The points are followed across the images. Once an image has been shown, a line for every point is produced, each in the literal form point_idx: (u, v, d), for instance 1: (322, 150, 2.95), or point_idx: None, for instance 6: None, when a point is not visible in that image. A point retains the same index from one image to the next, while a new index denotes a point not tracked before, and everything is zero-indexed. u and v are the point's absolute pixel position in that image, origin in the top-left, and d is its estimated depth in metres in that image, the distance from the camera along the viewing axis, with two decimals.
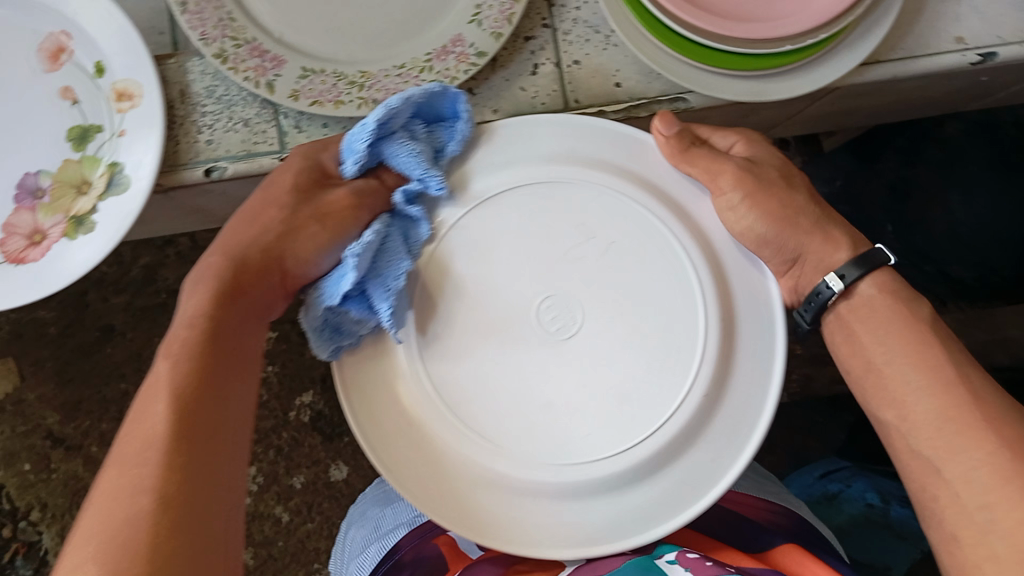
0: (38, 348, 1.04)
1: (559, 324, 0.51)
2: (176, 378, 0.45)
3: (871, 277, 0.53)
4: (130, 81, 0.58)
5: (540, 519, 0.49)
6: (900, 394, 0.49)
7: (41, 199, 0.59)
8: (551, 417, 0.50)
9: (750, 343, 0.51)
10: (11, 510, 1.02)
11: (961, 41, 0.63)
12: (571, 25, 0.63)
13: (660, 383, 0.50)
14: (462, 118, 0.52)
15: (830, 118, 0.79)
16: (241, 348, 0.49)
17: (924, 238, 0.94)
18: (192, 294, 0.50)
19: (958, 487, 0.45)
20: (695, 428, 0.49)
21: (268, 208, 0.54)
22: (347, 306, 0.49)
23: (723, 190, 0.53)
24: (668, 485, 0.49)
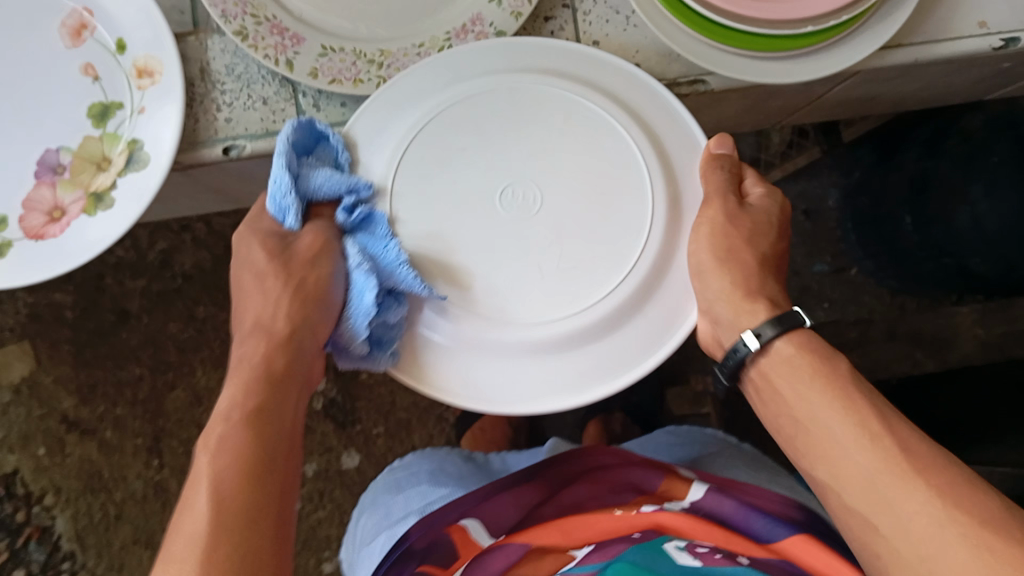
0: (54, 332, 1.05)
1: (518, 202, 0.54)
2: (220, 461, 0.44)
3: (788, 336, 0.51)
4: (151, 58, 0.58)
5: (514, 373, 0.52)
6: (829, 451, 0.47)
7: (61, 175, 0.60)
8: (515, 281, 0.53)
9: (675, 301, 0.54)
10: (25, 493, 1.03)
11: (984, 27, 0.63)
12: (591, 5, 0.63)
13: (608, 266, 0.53)
14: (330, 135, 0.54)
15: (850, 105, 0.79)
16: (285, 426, 0.48)
17: (944, 233, 0.89)
18: (230, 385, 0.49)
19: (896, 540, 0.43)
20: (640, 307, 0.53)
21: (263, 281, 0.53)
22: (382, 314, 0.51)
23: (702, 213, 0.55)
24: (616, 352, 0.53)
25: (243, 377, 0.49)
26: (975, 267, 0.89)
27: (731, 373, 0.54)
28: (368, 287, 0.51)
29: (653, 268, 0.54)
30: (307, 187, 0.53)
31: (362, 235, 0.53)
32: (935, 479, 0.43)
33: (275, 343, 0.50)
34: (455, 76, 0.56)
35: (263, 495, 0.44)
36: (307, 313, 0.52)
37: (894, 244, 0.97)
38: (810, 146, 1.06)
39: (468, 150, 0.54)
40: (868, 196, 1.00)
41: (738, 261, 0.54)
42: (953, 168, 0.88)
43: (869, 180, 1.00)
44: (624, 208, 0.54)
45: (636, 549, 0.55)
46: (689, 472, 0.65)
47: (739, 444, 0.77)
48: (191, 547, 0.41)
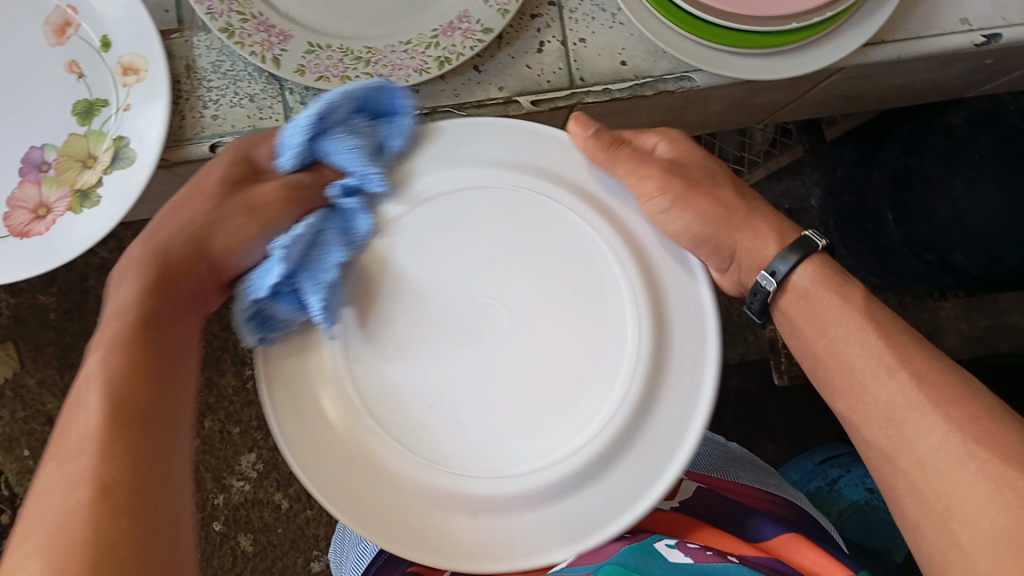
0: (38, 334, 1.04)
1: (485, 330, 0.49)
2: (108, 367, 0.43)
3: (805, 265, 0.52)
4: (135, 55, 0.58)
5: (484, 530, 0.46)
6: (852, 383, 0.49)
7: (46, 172, 0.59)
8: (483, 426, 0.48)
9: (678, 387, 0.47)
10: (10, 496, 1.02)
11: (966, 23, 0.63)
12: (578, 3, 0.63)
13: (585, 401, 0.48)
14: (405, 116, 0.50)
15: (835, 102, 0.79)
16: (178, 340, 0.48)
17: (927, 226, 0.91)
18: (120, 284, 0.49)
19: (913, 475, 0.46)
20: (626, 438, 0.47)
21: (192, 202, 0.53)
22: (277, 301, 0.47)
23: (652, 195, 0.51)
24: (592, 504, 0.46)
25: (142, 274, 0.49)
26: (958, 264, 0.91)
27: (759, 309, 0.54)
28: (274, 268, 0.47)
29: (640, 402, 0.47)
30: (323, 140, 0.50)
31: (339, 221, 0.49)
32: (957, 412, 0.46)
33: (169, 257, 0.50)
34: (437, 157, 0.50)
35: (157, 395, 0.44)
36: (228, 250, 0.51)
37: (875, 239, 0.97)
38: (792, 145, 1.03)
39: (437, 254, 0.50)
40: (852, 191, 0.98)
41: (719, 199, 0.54)
42: (938, 164, 0.91)
43: (852, 177, 0.98)
44: (602, 326, 0.49)
45: (627, 550, 0.53)
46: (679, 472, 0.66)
47: (726, 442, 0.77)
48: (85, 441, 0.40)
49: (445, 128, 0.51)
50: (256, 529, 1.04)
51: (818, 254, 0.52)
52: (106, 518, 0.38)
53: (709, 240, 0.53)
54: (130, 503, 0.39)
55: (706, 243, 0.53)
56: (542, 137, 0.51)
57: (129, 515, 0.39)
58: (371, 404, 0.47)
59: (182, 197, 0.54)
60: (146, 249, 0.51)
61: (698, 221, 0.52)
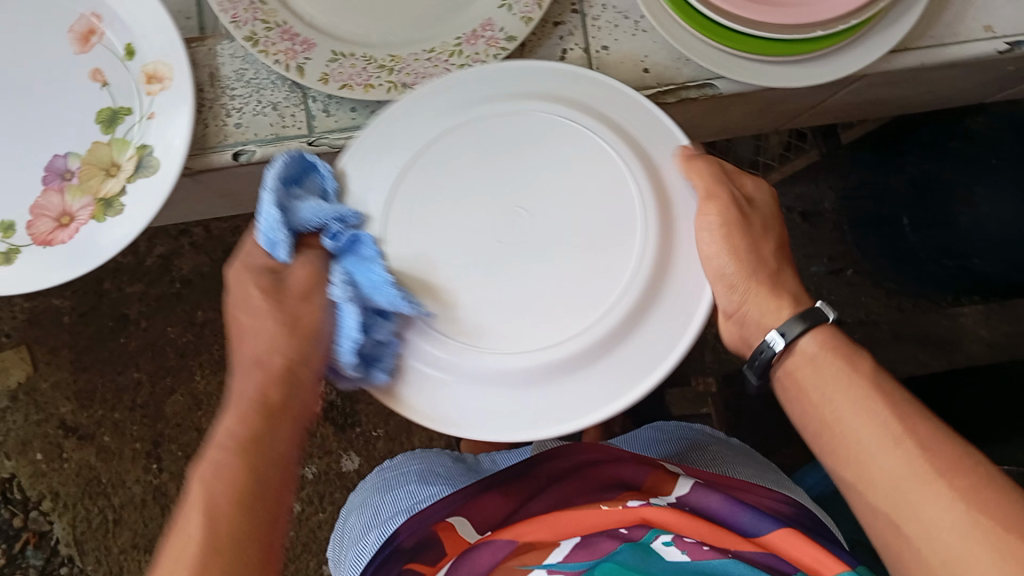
0: (52, 336, 1.05)
1: (501, 230, 0.52)
2: (210, 491, 0.45)
3: (813, 334, 0.53)
4: (160, 63, 0.58)
5: (487, 405, 0.49)
6: (855, 453, 0.49)
7: (70, 180, 0.59)
8: (487, 312, 0.50)
9: (670, 307, 0.50)
10: (22, 500, 1.02)
11: (990, 31, 0.63)
12: (600, 11, 0.63)
13: (586, 296, 0.50)
14: (321, 165, 0.52)
15: (854, 108, 0.79)
16: (278, 458, 0.48)
17: (948, 234, 0.89)
18: (226, 415, 0.49)
19: (918, 543, 0.46)
20: (623, 332, 0.49)
21: (252, 315, 0.51)
22: (372, 333, 0.49)
23: (705, 213, 0.52)
24: (598, 386, 0.49)
25: (243, 405, 0.49)
26: (980, 269, 0.88)
27: (760, 372, 0.54)
28: (353, 314, 0.49)
29: (635, 306, 0.49)
30: (297, 218, 0.50)
31: (349, 259, 0.51)
32: (961, 480, 0.45)
33: (267, 385, 0.50)
34: (397, 133, 0.54)
35: (262, 515, 0.46)
36: (306, 341, 0.50)
37: (897, 247, 0.97)
38: (809, 149, 1.05)
39: (424, 204, 0.52)
40: (873, 196, 0.99)
41: (755, 258, 0.53)
42: (956, 171, 0.88)
43: (874, 181, 1.00)
44: (609, 237, 0.51)
45: (626, 548, 0.56)
46: (675, 467, 0.65)
47: (728, 438, 0.77)
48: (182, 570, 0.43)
49: (347, 163, 0.53)
50: None
51: (828, 324, 0.53)
52: None
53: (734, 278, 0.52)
54: None
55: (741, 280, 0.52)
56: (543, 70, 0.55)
57: None
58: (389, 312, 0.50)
59: (234, 296, 0.52)
60: (243, 378, 0.50)
61: (733, 266, 0.51)
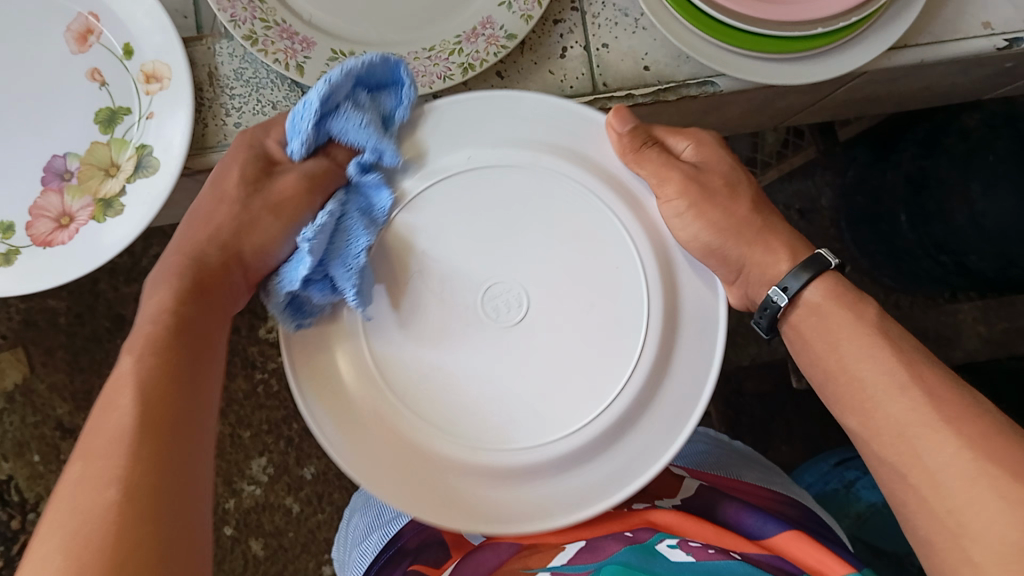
0: (46, 338, 1.04)
1: (507, 309, 0.51)
2: (142, 368, 0.44)
3: (817, 282, 0.53)
4: (158, 63, 0.58)
5: (502, 497, 0.50)
6: (862, 402, 0.49)
7: (69, 181, 0.59)
8: (498, 395, 0.51)
9: (682, 367, 0.51)
10: (20, 501, 1.02)
11: (988, 27, 0.63)
12: (600, 8, 0.63)
13: (598, 376, 0.51)
14: (406, 85, 0.51)
15: (852, 105, 0.79)
16: (206, 343, 0.48)
17: (942, 230, 0.90)
18: (154, 293, 0.49)
19: (925, 490, 0.45)
20: (633, 415, 0.51)
21: (215, 207, 0.54)
22: (310, 290, 0.50)
23: (666, 197, 0.53)
24: (588, 485, 0.50)
25: (174, 278, 0.49)
26: (975, 266, 0.89)
27: (768, 327, 0.55)
28: (305, 260, 0.49)
29: (644, 384, 0.51)
30: (331, 122, 0.52)
31: (358, 202, 0.52)
32: (969, 428, 0.45)
33: (205, 263, 0.51)
34: (463, 128, 0.52)
35: (186, 406, 0.44)
36: (256, 247, 0.53)
37: (889, 243, 0.97)
38: (806, 146, 1.06)
39: (459, 234, 0.52)
40: (864, 193, 0.99)
41: (742, 220, 0.55)
42: (953, 167, 0.90)
43: (865, 179, 0.99)
44: (616, 309, 0.51)
45: (630, 549, 0.55)
46: (682, 470, 0.66)
47: (729, 440, 0.77)
48: (112, 443, 0.41)
49: (429, 113, 0.52)
50: (267, 534, 1.04)
51: (831, 270, 0.53)
52: (129, 520, 0.38)
53: (723, 253, 0.54)
54: (156, 505, 0.40)
55: (713, 254, 0.54)
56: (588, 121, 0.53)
57: (154, 518, 0.39)
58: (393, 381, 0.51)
59: (219, 171, 0.55)
60: (178, 257, 0.52)
61: (708, 231, 0.53)
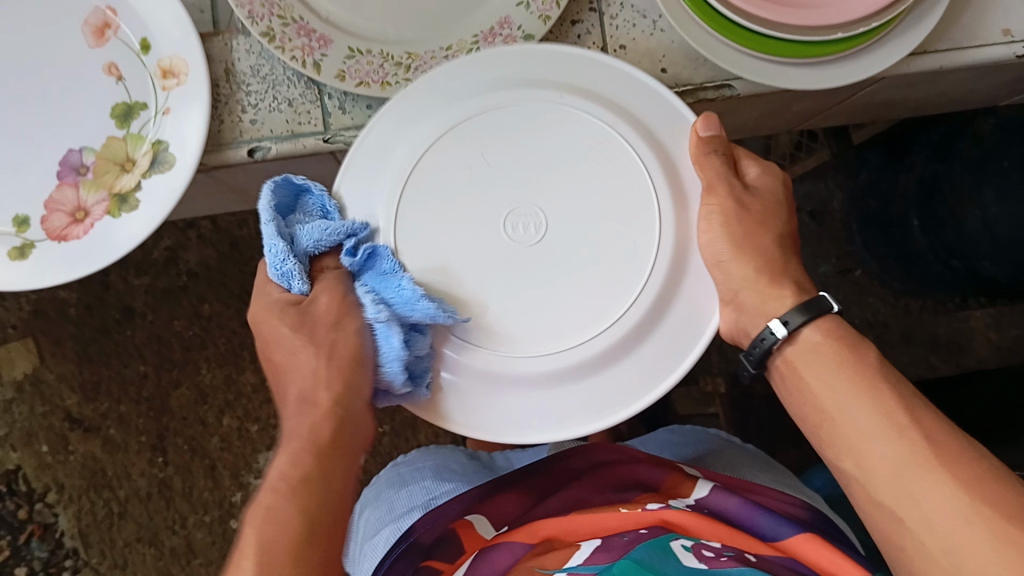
0: (56, 328, 1.04)
1: (527, 230, 0.51)
2: (266, 541, 0.44)
3: (815, 323, 0.52)
4: (177, 58, 0.58)
5: (532, 405, 0.51)
6: (856, 442, 0.49)
7: (84, 175, 0.59)
8: (516, 306, 0.51)
9: (682, 312, 0.51)
10: (27, 491, 1.02)
11: (1008, 34, 0.63)
12: (618, 9, 0.63)
13: (611, 294, 0.50)
14: (311, 185, 0.52)
15: (868, 109, 0.79)
16: (334, 503, 0.47)
17: (955, 234, 0.89)
18: (283, 454, 0.48)
19: (919, 532, 0.46)
20: (644, 332, 0.51)
21: (302, 352, 0.50)
22: (411, 347, 0.49)
23: (705, 202, 0.53)
24: (588, 400, 0.50)
25: (296, 438, 0.48)
26: (985, 271, 0.88)
27: (758, 361, 0.53)
28: (392, 329, 0.48)
29: (655, 306, 0.50)
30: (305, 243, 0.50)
31: (371, 274, 0.51)
32: (963, 471, 0.45)
33: (319, 413, 0.49)
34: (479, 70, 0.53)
35: (306, 572, 0.44)
36: (349, 377, 0.49)
37: (901, 248, 0.97)
38: (819, 149, 1.06)
39: (486, 158, 0.52)
40: (876, 197, 1.00)
41: (761, 244, 0.54)
42: (967, 172, 0.88)
43: (877, 182, 1.00)
44: (626, 241, 0.51)
45: (643, 547, 0.55)
46: (694, 469, 0.65)
47: (741, 443, 0.77)
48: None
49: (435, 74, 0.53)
50: None
51: (831, 313, 0.52)
52: None
53: (729, 269, 0.52)
54: None
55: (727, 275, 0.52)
56: (674, 112, 0.53)
57: None
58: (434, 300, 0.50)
59: (274, 327, 0.51)
60: (297, 413, 0.49)
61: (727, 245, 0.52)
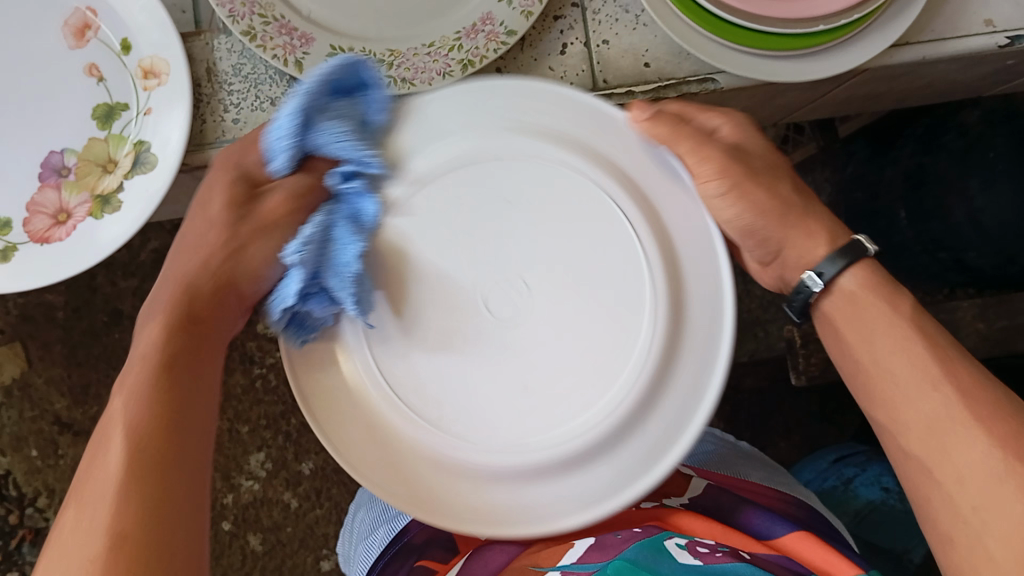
0: (44, 332, 1.04)
1: (505, 305, 0.47)
2: (133, 410, 0.45)
3: (853, 270, 0.52)
4: (157, 59, 0.57)
5: (498, 504, 0.45)
6: (890, 393, 0.49)
7: (66, 177, 0.59)
8: (497, 391, 0.47)
9: (683, 382, 0.46)
10: (17, 496, 1.02)
11: (990, 24, 0.63)
12: (601, 4, 0.63)
13: (597, 381, 0.46)
14: (376, 87, 0.49)
15: (853, 102, 0.79)
16: (203, 373, 0.48)
17: (942, 225, 0.90)
18: (148, 325, 0.49)
19: (949, 488, 0.46)
20: (633, 421, 0.46)
21: (204, 232, 0.53)
22: (310, 305, 0.47)
23: (701, 177, 0.49)
24: (582, 491, 0.45)
25: (167, 308, 0.50)
26: (973, 262, 0.89)
27: (801, 309, 0.54)
28: (298, 272, 0.47)
29: (647, 393, 0.46)
30: (312, 134, 0.50)
31: (348, 209, 0.48)
32: (998, 427, 0.45)
33: (200, 291, 0.51)
34: (463, 118, 0.49)
35: (177, 439, 0.44)
36: (233, 261, 0.52)
37: (888, 239, 0.97)
38: (806, 142, 1.06)
39: (457, 228, 0.48)
40: (863, 189, 0.99)
41: (768, 203, 0.52)
42: (953, 163, 0.89)
43: (864, 174, 0.99)
44: (620, 312, 0.47)
45: (636, 547, 0.55)
46: (688, 468, 0.65)
47: (734, 441, 0.77)
48: (110, 486, 0.42)
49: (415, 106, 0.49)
50: (265, 528, 1.04)
51: (868, 258, 0.52)
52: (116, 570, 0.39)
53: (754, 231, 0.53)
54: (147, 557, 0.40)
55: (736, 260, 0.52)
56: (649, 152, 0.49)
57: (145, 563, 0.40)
58: (393, 382, 0.47)
59: (205, 193, 0.55)
60: (174, 285, 0.51)
61: (750, 213, 0.52)
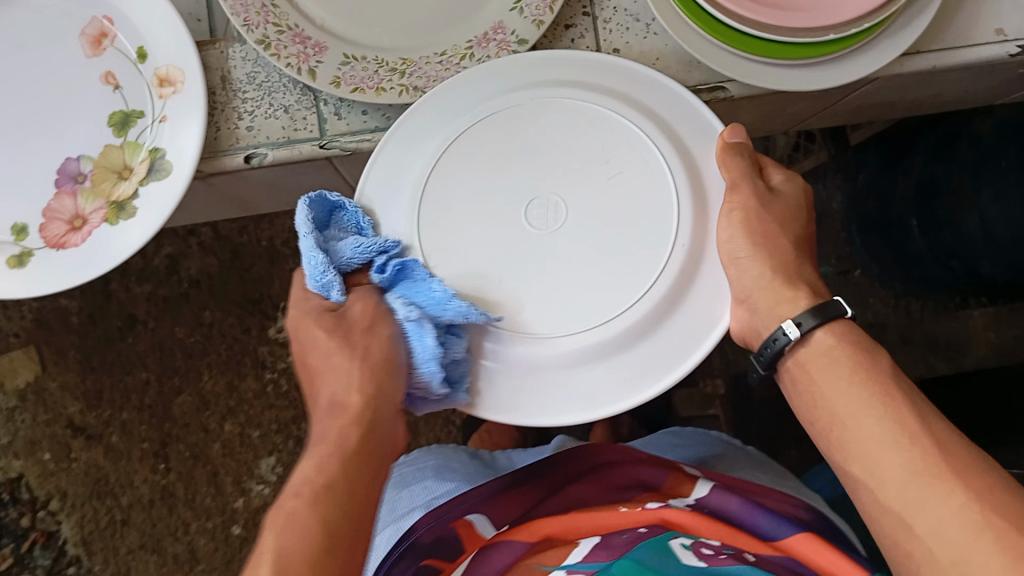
0: (58, 337, 1.04)
1: (546, 218, 0.54)
2: (284, 544, 0.43)
3: (827, 327, 0.52)
4: (172, 67, 0.58)
5: (556, 389, 0.52)
6: (867, 449, 0.49)
7: (82, 184, 0.59)
8: (541, 290, 0.53)
9: (684, 322, 0.52)
10: (31, 499, 1.02)
11: (1001, 34, 0.63)
12: (612, 13, 0.63)
13: (625, 281, 0.52)
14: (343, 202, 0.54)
15: (863, 111, 0.79)
16: (361, 501, 0.47)
17: (955, 234, 0.88)
18: (306, 458, 0.48)
19: (929, 541, 0.46)
20: (654, 323, 0.52)
21: (335, 366, 0.51)
22: (447, 348, 0.51)
23: (732, 200, 0.54)
24: (601, 384, 0.52)
25: (319, 443, 0.48)
26: (986, 273, 0.88)
27: (768, 362, 0.54)
28: (427, 332, 0.51)
29: (660, 307, 0.52)
30: (338, 260, 0.52)
31: (405, 287, 0.53)
32: (974, 484, 0.45)
33: (350, 417, 0.49)
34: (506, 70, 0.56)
35: (361, 524, 0.46)
36: (385, 373, 0.50)
37: (902, 250, 0.97)
38: (818, 150, 1.07)
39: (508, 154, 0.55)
40: (875, 198, 0.99)
41: (781, 246, 0.55)
42: (970, 177, 0.87)
43: (877, 182, 0.99)
44: (643, 243, 0.53)
45: (643, 548, 0.55)
46: (694, 470, 0.65)
47: (743, 446, 0.77)
48: (311, 550, 0.43)
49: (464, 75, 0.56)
50: None
51: (844, 317, 0.53)
52: None
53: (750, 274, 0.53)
54: None
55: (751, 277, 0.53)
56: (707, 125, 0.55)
57: None
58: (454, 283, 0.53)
59: (310, 346, 0.52)
60: (324, 418, 0.50)
61: (749, 245, 0.53)
